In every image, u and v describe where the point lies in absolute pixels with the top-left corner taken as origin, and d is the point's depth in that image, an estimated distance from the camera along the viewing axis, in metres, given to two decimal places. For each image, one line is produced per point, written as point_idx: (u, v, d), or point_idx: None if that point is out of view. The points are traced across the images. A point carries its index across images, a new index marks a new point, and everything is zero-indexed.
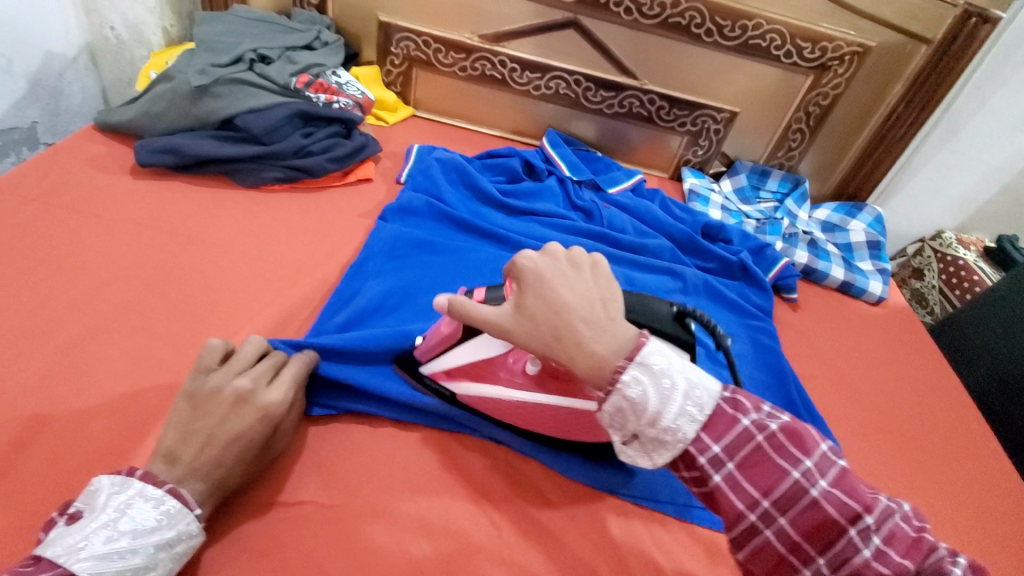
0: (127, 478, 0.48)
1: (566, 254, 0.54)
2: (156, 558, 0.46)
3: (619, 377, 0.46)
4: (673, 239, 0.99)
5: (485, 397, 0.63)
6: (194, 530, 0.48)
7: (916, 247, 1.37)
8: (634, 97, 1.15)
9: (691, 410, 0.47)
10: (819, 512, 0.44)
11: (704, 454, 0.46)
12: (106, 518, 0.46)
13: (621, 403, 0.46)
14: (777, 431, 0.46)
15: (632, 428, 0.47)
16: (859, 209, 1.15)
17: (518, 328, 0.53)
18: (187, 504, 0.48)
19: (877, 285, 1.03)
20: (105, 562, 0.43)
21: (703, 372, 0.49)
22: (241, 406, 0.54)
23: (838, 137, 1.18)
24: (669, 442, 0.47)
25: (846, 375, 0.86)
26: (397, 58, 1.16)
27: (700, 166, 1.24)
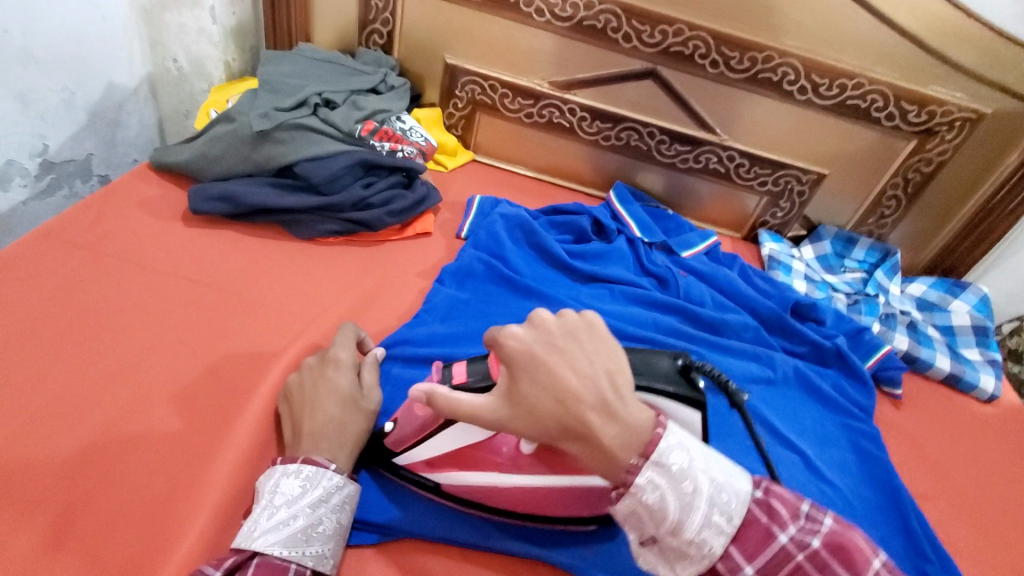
0: (271, 470, 0.55)
1: (558, 323, 0.45)
2: (317, 514, 0.52)
3: (632, 480, 0.42)
4: (758, 317, 0.89)
5: (479, 485, 0.57)
6: (338, 483, 0.54)
7: (1012, 325, 1.21)
8: (711, 153, 1.07)
9: (718, 520, 0.42)
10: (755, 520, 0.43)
11: (730, 569, 0.42)
12: (264, 508, 0.52)
13: (637, 508, 0.42)
14: (820, 547, 0.41)
15: (649, 531, 0.43)
16: (961, 287, 1.03)
17: (516, 420, 0.45)
18: (321, 465, 0.54)
19: (989, 380, 0.91)
20: (275, 531, 0.50)
21: (731, 470, 0.44)
22: (346, 389, 0.61)
23: (937, 206, 1.07)
24: (693, 555, 0.42)
25: (964, 495, 0.75)
26: (460, 101, 1.11)
27: (779, 229, 1.15)
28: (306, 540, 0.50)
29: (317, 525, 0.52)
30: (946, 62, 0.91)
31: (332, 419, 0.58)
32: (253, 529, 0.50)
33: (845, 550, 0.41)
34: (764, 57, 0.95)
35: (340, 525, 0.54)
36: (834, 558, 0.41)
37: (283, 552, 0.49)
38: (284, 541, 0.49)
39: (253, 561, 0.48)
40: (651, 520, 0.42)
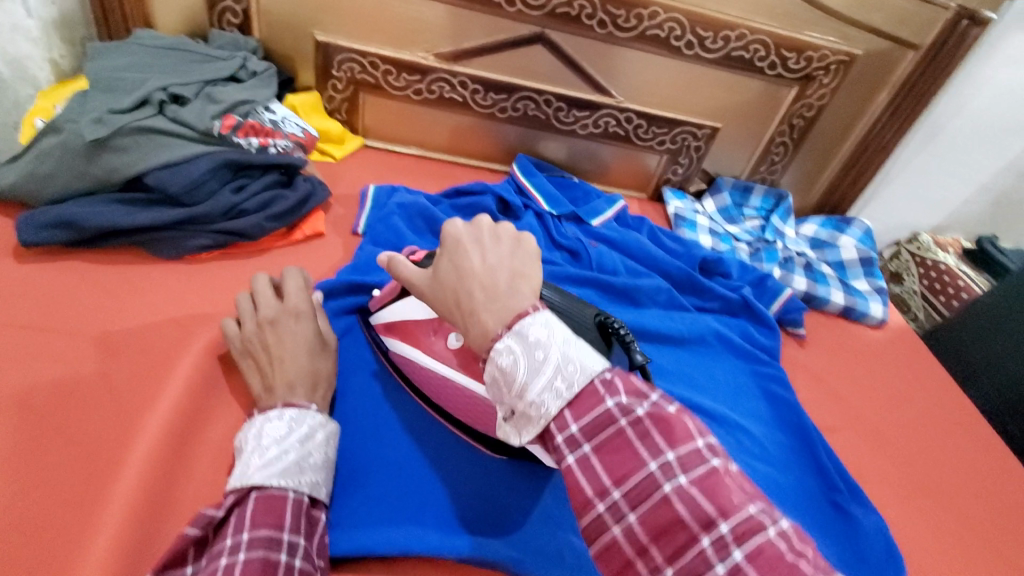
0: (251, 421, 0.57)
1: (491, 226, 0.47)
2: (306, 448, 0.55)
3: (493, 344, 0.41)
4: (669, 277, 0.90)
5: (410, 360, 0.65)
6: (320, 419, 0.58)
7: (891, 251, 1.33)
8: (609, 116, 1.06)
9: (559, 386, 0.39)
10: (669, 512, 0.36)
11: (562, 433, 0.39)
12: (251, 450, 0.54)
13: (493, 371, 0.41)
14: (644, 416, 0.38)
15: (506, 401, 0.41)
16: (848, 224, 1.10)
17: (434, 296, 0.48)
18: (302, 405, 0.57)
19: (878, 307, 0.97)
20: (269, 467, 0.52)
21: (588, 349, 0.42)
22: (309, 339, 0.63)
23: (821, 148, 1.13)
24: (535, 419, 0.40)
25: (868, 421, 0.80)
26: (339, 82, 1.01)
27: (681, 185, 1.17)
28: (300, 469, 0.53)
29: (308, 457, 0.54)
30: (817, 7, 0.94)
31: (300, 368, 0.61)
32: (245, 467, 0.52)
33: (678, 429, 0.38)
34: (649, 13, 0.93)
35: (328, 456, 0.57)
36: (654, 428, 0.38)
37: (282, 482, 0.51)
38: (279, 472, 0.52)
39: (252, 494, 0.50)
40: (503, 382, 0.40)
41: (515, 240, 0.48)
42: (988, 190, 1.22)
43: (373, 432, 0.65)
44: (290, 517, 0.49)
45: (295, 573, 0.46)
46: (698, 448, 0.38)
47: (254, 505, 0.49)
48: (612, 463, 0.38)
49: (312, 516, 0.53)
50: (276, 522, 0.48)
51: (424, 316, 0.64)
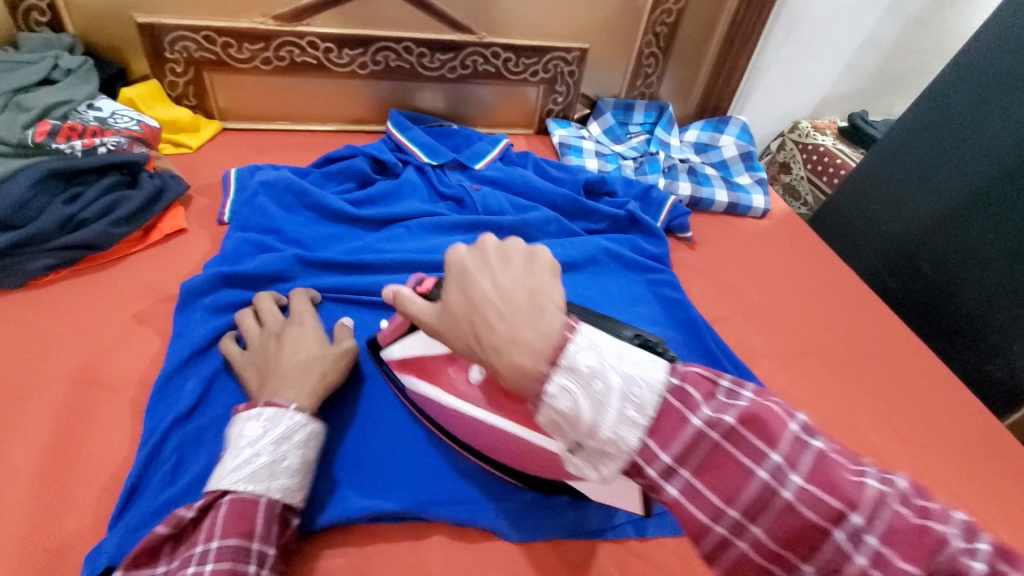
0: (234, 415, 0.54)
1: (499, 245, 0.46)
2: (282, 450, 0.51)
3: (546, 386, 0.38)
4: (556, 207, 0.91)
5: (430, 400, 0.58)
6: (301, 420, 0.53)
7: (778, 143, 1.38)
8: (476, 54, 1.03)
9: (632, 415, 0.37)
10: (795, 517, 0.35)
11: (651, 464, 0.37)
12: (229, 451, 0.51)
13: (553, 416, 0.38)
14: (733, 421, 0.37)
15: (572, 440, 0.38)
16: (725, 123, 1.12)
17: (443, 329, 0.45)
18: (281, 405, 0.53)
19: (760, 198, 1.02)
20: (240, 470, 0.49)
21: (646, 361, 0.39)
22: (320, 342, 0.62)
23: (689, 52, 1.14)
24: (613, 454, 0.37)
25: (756, 305, 0.86)
26: (177, 64, 0.93)
27: (564, 114, 1.16)
28: (272, 474, 0.49)
29: (282, 460, 0.50)
30: None
31: (301, 364, 0.59)
32: (221, 468, 0.50)
33: (773, 426, 0.37)
34: None
35: (307, 459, 0.52)
36: (748, 432, 0.37)
37: (251, 488, 0.48)
38: (249, 478, 0.48)
39: (223, 499, 0.48)
40: (567, 424, 0.38)
41: (528, 252, 0.47)
42: (853, 69, 1.26)
43: None
44: (261, 525, 0.47)
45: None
46: (796, 436, 0.37)
47: (225, 511, 0.47)
48: (715, 482, 0.37)
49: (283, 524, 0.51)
50: (246, 531, 0.47)
51: (440, 352, 0.56)
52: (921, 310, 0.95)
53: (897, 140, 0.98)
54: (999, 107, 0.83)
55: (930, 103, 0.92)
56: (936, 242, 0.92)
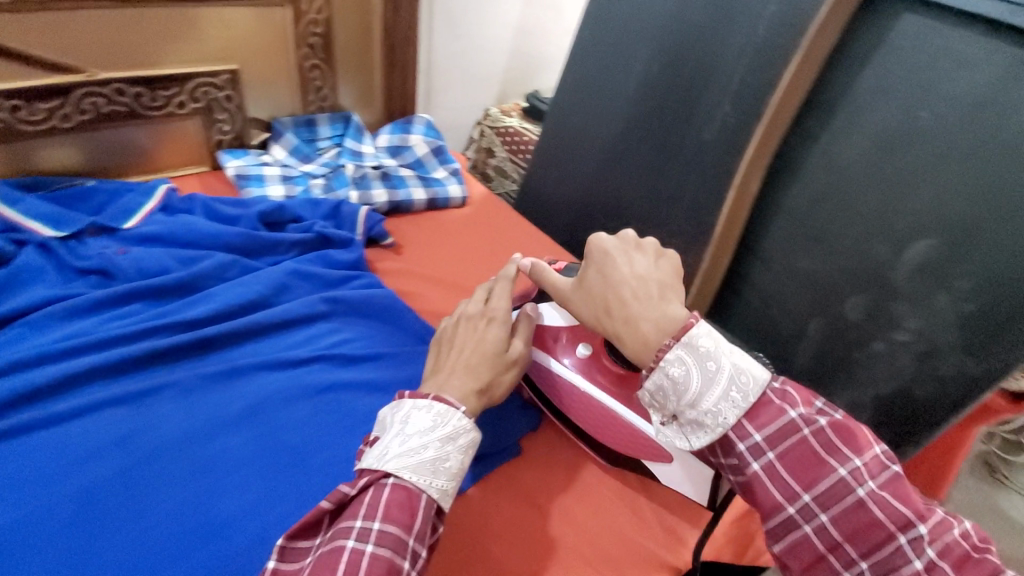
0: (400, 401, 0.54)
1: (637, 241, 0.58)
2: (447, 449, 0.51)
3: (661, 355, 0.49)
4: (234, 247, 0.81)
5: (537, 366, 0.69)
6: (466, 425, 0.52)
7: (477, 131, 1.47)
8: (92, 95, 0.86)
9: (734, 396, 0.48)
10: (810, 448, 0.46)
11: (744, 440, 0.48)
12: (396, 433, 0.51)
13: (663, 379, 0.49)
14: (826, 426, 0.46)
15: (673, 405, 0.50)
16: (411, 123, 1.16)
17: (578, 299, 0.59)
18: (451, 405, 0.53)
19: (454, 187, 1.07)
20: (408, 459, 0.49)
21: (752, 360, 0.50)
22: (495, 348, 0.60)
23: (355, 59, 1.13)
24: (710, 425, 0.48)
25: (467, 288, 0.88)
26: None
27: (239, 142, 1.06)
28: (435, 472, 0.49)
29: (444, 460, 0.50)
30: None
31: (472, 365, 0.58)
32: (389, 445, 0.50)
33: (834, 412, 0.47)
34: None
35: (464, 464, 0.52)
36: (839, 437, 0.46)
37: (415, 478, 0.48)
38: (415, 468, 0.49)
39: (386, 480, 0.48)
40: (674, 390, 0.49)
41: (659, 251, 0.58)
42: (515, 55, 1.40)
43: None
44: (419, 521, 0.47)
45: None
46: (878, 457, 0.46)
47: (388, 497, 0.47)
48: (797, 472, 0.46)
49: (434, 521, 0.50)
50: (406, 523, 0.46)
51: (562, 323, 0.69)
52: None
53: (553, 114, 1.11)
54: (610, 75, 1.00)
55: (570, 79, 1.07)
56: (601, 194, 1.05)
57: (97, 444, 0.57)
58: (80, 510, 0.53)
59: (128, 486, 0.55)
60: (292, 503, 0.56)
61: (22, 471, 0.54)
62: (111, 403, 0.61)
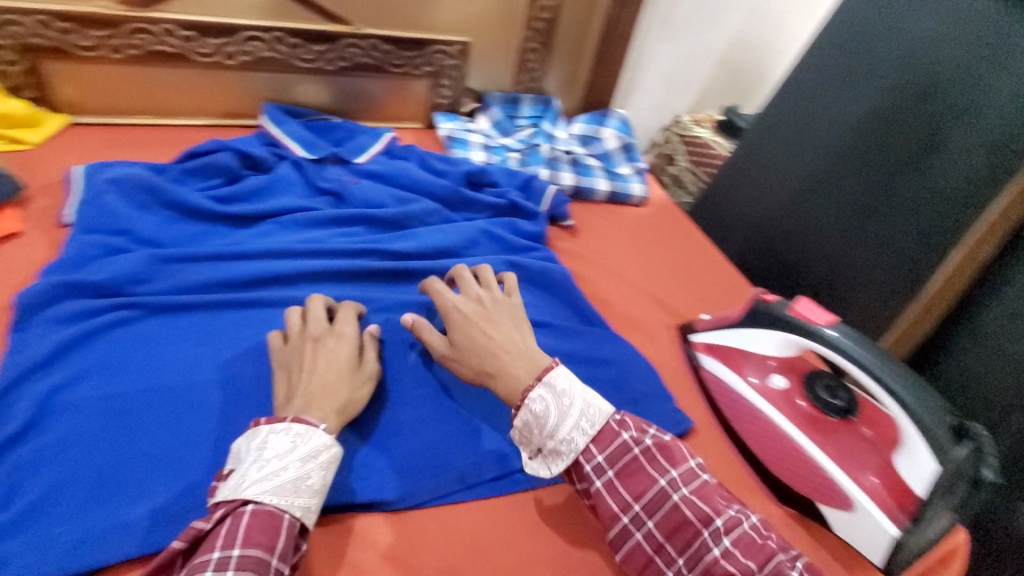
0: (256, 428, 0.50)
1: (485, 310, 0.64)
2: (308, 468, 0.49)
3: (528, 394, 0.55)
4: (439, 198, 0.90)
5: (724, 382, 0.71)
6: (328, 441, 0.51)
7: (663, 137, 1.45)
8: (353, 46, 1.00)
9: (584, 425, 0.54)
10: (637, 464, 0.53)
11: (589, 461, 0.53)
12: (249, 462, 0.48)
13: (526, 416, 0.55)
14: (650, 444, 0.53)
15: (535, 442, 0.55)
16: (607, 116, 1.17)
17: (459, 357, 0.61)
18: (312, 424, 0.51)
19: (638, 186, 1.07)
20: (263, 483, 0.47)
21: (599, 397, 0.57)
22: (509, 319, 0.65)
23: (569, 47, 1.18)
24: (564, 452, 0.54)
25: (635, 282, 0.88)
26: (8, 51, 0.83)
27: (452, 108, 1.16)
28: (296, 491, 0.48)
29: (307, 479, 0.48)
30: None
31: (328, 387, 0.56)
32: (535, 437, 0.55)
33: (677, 455, 0.54)
34: None
35: (328, 483, 0.50)
36: (661, 454, 0.53)
37: (275, 501, 0.46)
38: (276, 490, 0.47)
39: (245, 507, 0.46)
40: (536, 426, 0.54)
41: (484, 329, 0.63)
42: (723, 65, 1.36)
43: (134, 420, 0.56)
44: (281, 541, 0.45)
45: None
46: (692, 468, 0.54)
47: (248, 521, 0.45)
48: (631, 484, 0.52)
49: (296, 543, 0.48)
50: (268, 545, 0.44)
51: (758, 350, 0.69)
52: (771, 283, 1.02)
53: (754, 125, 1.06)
54: (838, 93, 0.93)
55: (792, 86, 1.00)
56: (793, 220, 0.99)
57: None
58: None
59: None
60: (456, 429, 0.62)
61: (262, 337, 0.66)
62: None
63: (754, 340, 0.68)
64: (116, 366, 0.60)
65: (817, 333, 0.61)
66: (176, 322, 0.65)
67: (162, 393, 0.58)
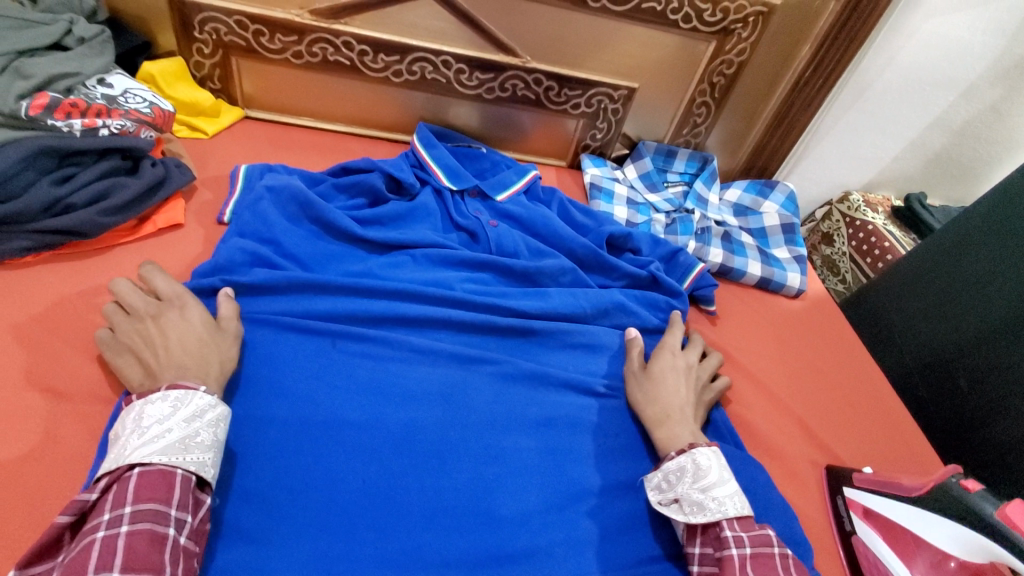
0: (129, 405, 0.50)
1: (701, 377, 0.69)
2: (194, 425, 0.48)
3: (695, 446, 0.57)
4: (575, 256, 0.84)
5: (884, 567, 0.58)
6: (211, 399, 0.51)
7: (823, 211, 1.29)
8: (517, 78, 0.96)
9: (736, 501, 0.53)
10: (768, 559, 0.49)
11: (727, 529, 0.51)
12: (126, 434, 0.47)
13: (687, 462, 0.56)
14: (791, 558, 0.50)
15: (680, 489, 0.55)
16: (771, 188, 1.05)
17: (643, 387, 0.66)
18: (190, 386, 0.50)
19: (795, 276, 0.94)
20: (150, 445, 0.46)
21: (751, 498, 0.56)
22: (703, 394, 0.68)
23: (743, 106, 1.08)
24: (709, 509, 0.52)
25: (778, 395, 0.77)
26: (205, 46, 0.88)
27: (601, 151, 1.09)
28: (186, 447, 0.47)
29: (195, 436, 0.48)
30: None
31: (197, 354, 0.55)
32: (682, 486, 0.55)
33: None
34: None
35: (219, 439, 0.50)
36: (798, 569, 0.49)
37: (164, 459, 0.45)
38: (163, 449, 0.46)
39: (130, 472, 0.45)
40: (690, 474, 0.55)
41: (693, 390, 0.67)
42: (917, 147, 1.18)
43: (242, 451, 0.55)
44: (178, 493, 0.45)
45: (179, 552, 0.43)
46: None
47: (135, 482, 0.44)
48: (757, 568, 0.48)
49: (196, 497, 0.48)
50: (163, 497, 0.44)
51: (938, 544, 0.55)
52: (938, 425, 0.94)
53: (939, 247, 0.99)
54: None
55: (994, 211, 0.91)
56: (973, 361, 0.90)
57: (428, 388, 0.64)
58: (404, 442, 0.59)
59: (439, 440, 0.60)
60: (559, 538, 0.56)
61: (376, 380, 0.63)
62: (447, 356, 0.67)
63: (930, 529, 0.55)
64: (237, 387, 0.59)
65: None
66: (301, 345, 0.64)
67: (274, 424, 0.57)
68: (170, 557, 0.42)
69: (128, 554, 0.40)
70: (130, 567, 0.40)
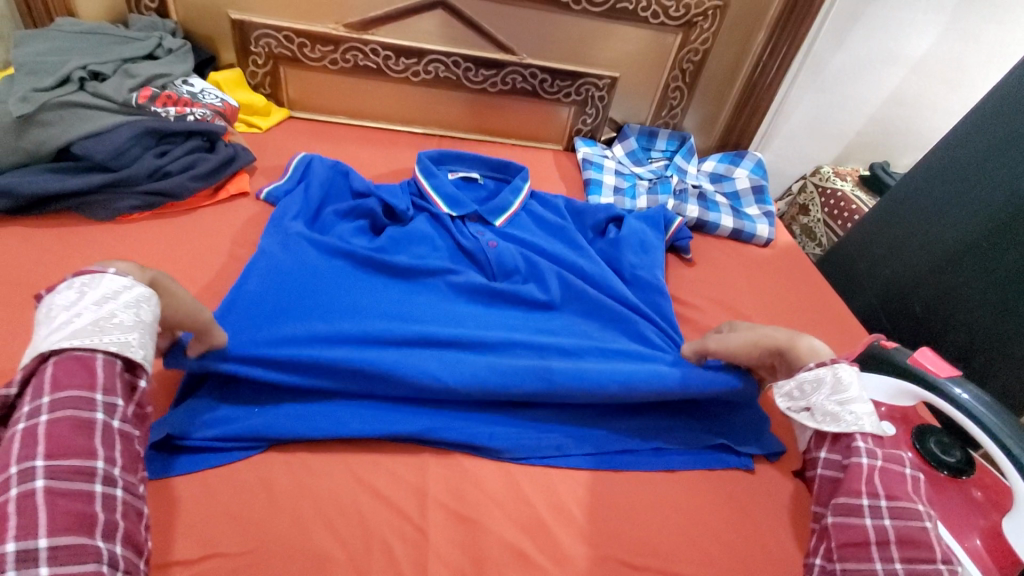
0: (45, 301, 0.51)
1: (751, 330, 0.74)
2: (103, 307, 0.50)
3: (836, 361, 0.61)
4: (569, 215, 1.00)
5: None
6: (119, 282, 0.51)
7: (799, 185, 1.44)
8: (515, 73, 1.14)
9: (872, 416, 0.59)
10: (891, 472, 0.56)
11: (861, 440, 0.58)
12: (44, 324, 0.50)
13: (828, 376, 0.61)
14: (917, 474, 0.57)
15: (815, 397, 0.61)
16: (741, 157, 1.21)
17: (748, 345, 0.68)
18: (95, 272, 0.52)
19: (763, 227, 1.09)
20: (62, 330, 0.48)
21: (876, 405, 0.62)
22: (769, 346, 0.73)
23: (713, 90, 1.24)
24: (844, 420, 0.59)
25: (746, 317, 0.91)
26: (259, 57, 1.08)
27: (592, 135, 1.26)
28: (100, 329, 0.49)
29: (110, 317, 0.49)
30: None
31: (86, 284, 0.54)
32: (817, 397, 0.61)
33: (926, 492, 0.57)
34: None
35: (142, 320, 0.51)
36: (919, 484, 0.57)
37: (76, 342, 0.48)
38: (75, 332, 0.48)
39: (48, 361, 0.47)
40: (828, 387, 0.60)
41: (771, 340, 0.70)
42: (877, 121, 1.32)
43: None
44: (103, 376, 0.48)
45: (114, 435, 0.47)
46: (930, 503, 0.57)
47: (54, 371, 0.47)
48: (889, 483, 0.55)
49: (133, 381, 0.51)
50: (87, 382, 0.47)
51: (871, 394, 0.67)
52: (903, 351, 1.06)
53: (893, 199, 1.12)
54: (985, 174, 0.95)
55: (936, 161, 1.04)
56: (927, 290, 1.03)
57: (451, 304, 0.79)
58: None
59: None
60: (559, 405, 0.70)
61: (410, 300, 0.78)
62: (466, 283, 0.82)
63: (864, 381, 0.66)
64: None
65: (942, 388, 0.60)
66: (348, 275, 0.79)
67: None
68: (101, 442, 0.46)
69: (51, 441, 0.44)
70: (51, 455, 0.43)
